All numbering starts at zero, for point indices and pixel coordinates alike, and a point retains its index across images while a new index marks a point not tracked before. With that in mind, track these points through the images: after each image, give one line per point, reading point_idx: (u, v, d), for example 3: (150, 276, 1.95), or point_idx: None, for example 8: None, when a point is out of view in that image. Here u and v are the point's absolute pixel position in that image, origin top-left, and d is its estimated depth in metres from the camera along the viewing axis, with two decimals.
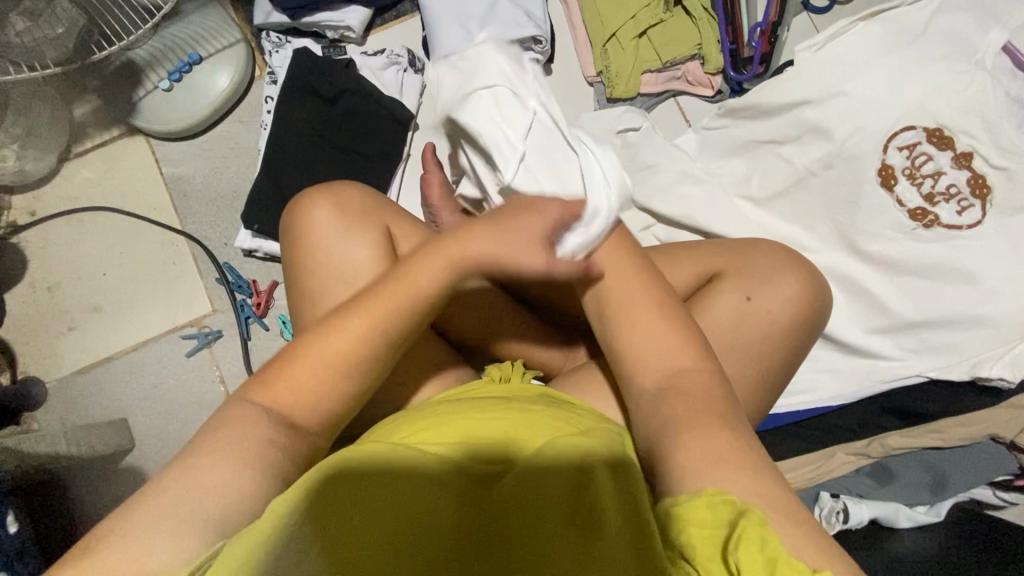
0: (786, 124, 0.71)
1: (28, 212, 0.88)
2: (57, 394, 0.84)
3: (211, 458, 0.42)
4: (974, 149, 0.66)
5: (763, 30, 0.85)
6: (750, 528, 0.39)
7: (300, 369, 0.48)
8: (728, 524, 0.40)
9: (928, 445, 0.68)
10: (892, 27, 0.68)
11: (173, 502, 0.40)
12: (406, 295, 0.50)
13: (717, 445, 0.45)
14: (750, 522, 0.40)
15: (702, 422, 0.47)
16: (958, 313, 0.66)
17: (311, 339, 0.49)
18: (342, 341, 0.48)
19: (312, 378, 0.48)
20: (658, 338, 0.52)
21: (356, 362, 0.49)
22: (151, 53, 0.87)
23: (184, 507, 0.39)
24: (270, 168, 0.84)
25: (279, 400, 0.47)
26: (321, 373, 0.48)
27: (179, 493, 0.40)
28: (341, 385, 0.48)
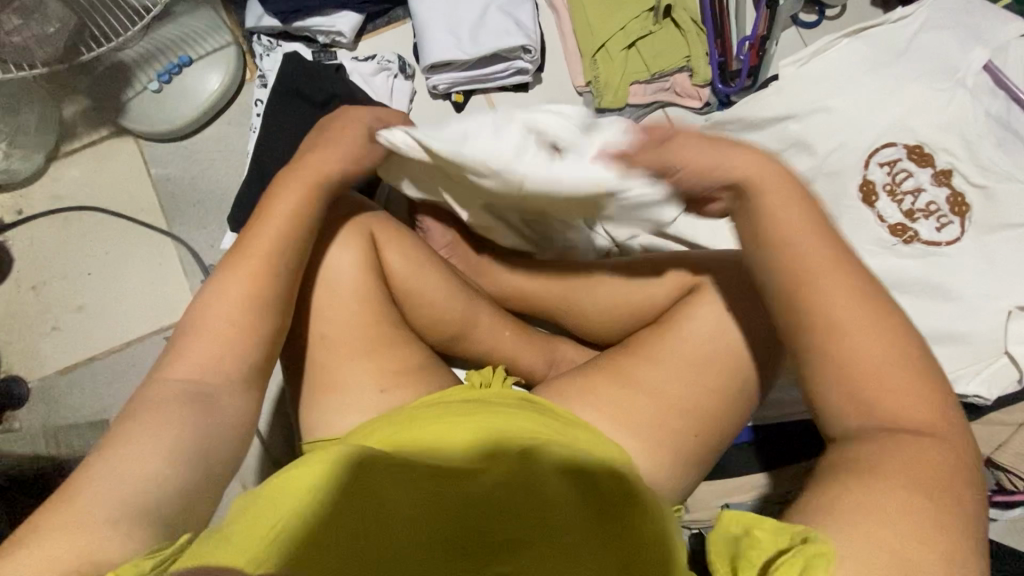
0: (769, 137, 0.71)
1: (15, 210, 0.88)
2: (39, 393, 0.84)
3: (152, 445, 0.44)
4: (954, 167, 0.67)
5: (751, 43, 0.86)
6: (802, 558, 0.35)
7: (206, 324, 0.50)
8: (794, 547, 0.36)
9: None
10: (875, 43, 0.69)
11: (115, 489, 0.41)
12: (268, 245, 0.52)
13: (922, 478, 0.38)
14: (806, 551, 0.35)
15: (911, 449, 0.39)
16: (937, 329, 0.66)
17: (203, 297, 0.51)
18: (233, 293, 0.51)
19: (215, 333, 0.50)
20: (873, 343, 0.42)
21: (240, 340, 0.50)
22: (141, 54, 0.87)
23: (126, 495, 0.41)
24: (257, 171, 0.84)
25: (198, 361, 0.49)
26: (219, 328, 0.50)
27: (122, 469, 0.42)
28: (241, 326, 0.50)
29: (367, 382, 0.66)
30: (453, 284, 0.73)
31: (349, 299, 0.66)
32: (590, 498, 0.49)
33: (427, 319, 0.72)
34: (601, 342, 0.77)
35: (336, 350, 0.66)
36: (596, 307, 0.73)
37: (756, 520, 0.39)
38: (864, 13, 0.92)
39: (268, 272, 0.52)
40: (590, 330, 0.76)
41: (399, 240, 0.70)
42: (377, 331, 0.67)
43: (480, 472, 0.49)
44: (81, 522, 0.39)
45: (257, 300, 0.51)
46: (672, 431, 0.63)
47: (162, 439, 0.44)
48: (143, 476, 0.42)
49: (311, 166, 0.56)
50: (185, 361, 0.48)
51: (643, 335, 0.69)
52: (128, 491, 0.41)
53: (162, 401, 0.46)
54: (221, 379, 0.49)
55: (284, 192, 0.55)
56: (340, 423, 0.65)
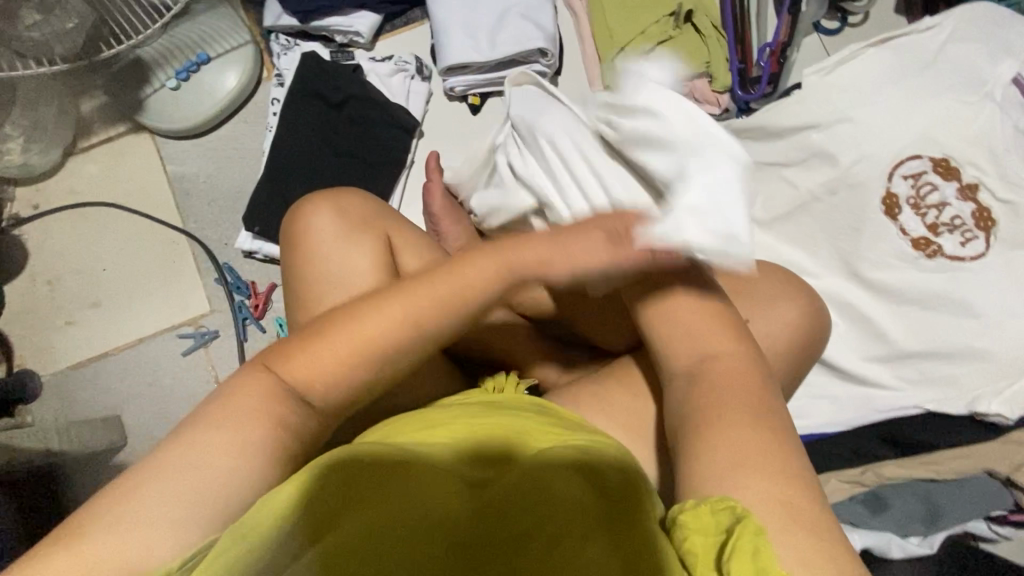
0: (791, 147, 0.71)
1: (30, 205, 0.88)
2: (53, 388, 0.84)
3: (213, 452, 0.42)
4: (980, 181, 0.66)
5: (772, 49, 0.85)
6: (744, 538, 0.38)
7: (335, 345, 0.46)
8: (727, 530, 0.40)
9: (920, 475, 0.67)
10: (901, 54, 0.68)
11: (165, 497, 0.40)
12: (454, 296, 0.49)
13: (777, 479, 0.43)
14: (745, 530, 0.39)
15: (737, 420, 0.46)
16: (959, 345, 0.65)
17: (344, 314, 0.47)
18: (375, 328, 0.47)
19: (335, 355, 0.46)
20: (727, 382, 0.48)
21: (344, 379, 0.46)
22: (159, 52, 0.87)
23: (175, 505, 0.40)
24: (273, 170, 0.84)
25: (308, 372, 0.46)
26: (342, 352, 0.46)
27: (185, 478, 0.41)
28: (354, 388, 0.47)
29: None
30: None
31: None
32: (598, 499, 0.47)
33: None
34: (616, 350, 0.76)
35: None
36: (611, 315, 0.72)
37: (682, 507, 0.43)
38: (888, 20, 0.90)
39: (401, 347, 0.47)
40: (605, 337, 0.75)
41: (414, 244, 0.71)
42: None
43: (495, 477, 0.48)
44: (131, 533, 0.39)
45: (393, 347, 0.47)
46: None
47: (224, 447, 0.42)
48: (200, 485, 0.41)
49: (502, 254, 0.50)
50: (295, 375, 0.45)
51: None
52: (187, 497, 0.40)
53: (238, 403, 0.44)
54: (323, 400, 0.46)
55: (482, 262, 0.50)
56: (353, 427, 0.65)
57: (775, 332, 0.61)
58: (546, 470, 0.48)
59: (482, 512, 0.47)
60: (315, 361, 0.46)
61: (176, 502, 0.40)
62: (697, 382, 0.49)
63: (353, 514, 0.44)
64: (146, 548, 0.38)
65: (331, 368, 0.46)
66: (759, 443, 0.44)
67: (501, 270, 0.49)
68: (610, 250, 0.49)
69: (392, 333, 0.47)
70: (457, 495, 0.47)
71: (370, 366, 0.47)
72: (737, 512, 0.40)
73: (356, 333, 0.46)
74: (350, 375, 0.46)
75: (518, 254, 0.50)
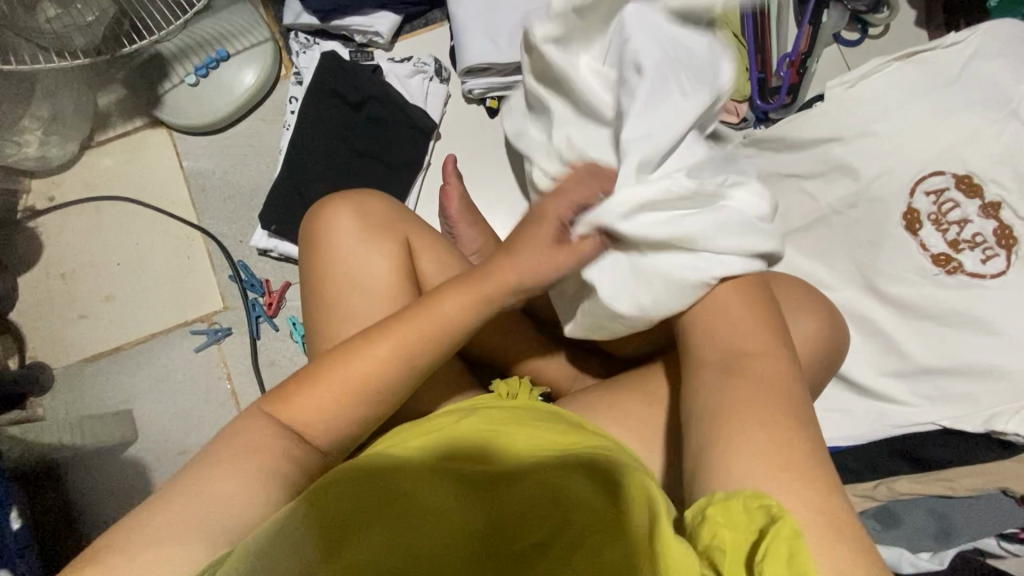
0: (812, 159, 0.70)
1: (46, 197, 0.88)
2: (65, 381, 0.84)
3: (225, 478, 0.44)
4: (1003, 199, 0.66)
5: (793, 60, 0.85)
6: (780, 540, 0.37)
7: (338, 378, 0.49)
8: (761, 529, 0.38)
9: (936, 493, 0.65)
10: (927, 69, 0.68)
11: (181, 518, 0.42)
12: (428, 329, 0.52)
13: (801, 483, 0.42)
14: (780, 532, 0.37)
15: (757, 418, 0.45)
16: (977, 363, 0.65)
17: (332, 359, 0.50)
18: (361, 372, 0.50)
19: (329, 385, 0.49)
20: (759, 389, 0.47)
21: (343, 413, 0.49)
22: (179, 48, 0.87)
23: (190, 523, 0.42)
24: (290, 169, 0.84)
25: (307, 406, 0.49)
26: (335, 389, 0.49)
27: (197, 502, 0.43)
28: (353, 421, 0.50)
29: None
30: None
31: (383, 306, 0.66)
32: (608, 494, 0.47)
33: None
34: (631, 358, 0.76)
35: None
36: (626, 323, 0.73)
37: (711, 501, 0.41)
38: (908, 34, 0.90)
39: (389, 378, 0.50)
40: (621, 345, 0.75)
41: (432, 248, 0.71)
42: None
43: (507, 483, 0.50)
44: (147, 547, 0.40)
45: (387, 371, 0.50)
46: None
47: (238, 475, 0.44)
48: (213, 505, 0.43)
49: (495, 278, 0.54)
50: (294, 414, 0.49)
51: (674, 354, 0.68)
52: (203, 515, 0.42)
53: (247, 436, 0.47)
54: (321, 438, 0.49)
55: (454, 294, 0.53)
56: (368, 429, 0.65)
57: (793, 346, 0.61)
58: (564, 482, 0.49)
59: (496, 516, 0.49)
60: (311, 399, 0.49)
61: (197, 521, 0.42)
62: (731, 373, 0.48)
63: (374, 514, 0.46)
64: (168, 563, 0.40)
65: (324, 399, 0.49)
66: (778, 437, 0.44)
67: (477, 298, 0.53)
68: (560, 263, 0.53)
69: (383, 370, 0.50)
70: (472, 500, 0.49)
71: (362, 395, 0.50)
72: (772, 512, 0.39)
73: (345, 362, 0.50)
74: (346, 408, 0.49)
75: (498, 273, 0.54)
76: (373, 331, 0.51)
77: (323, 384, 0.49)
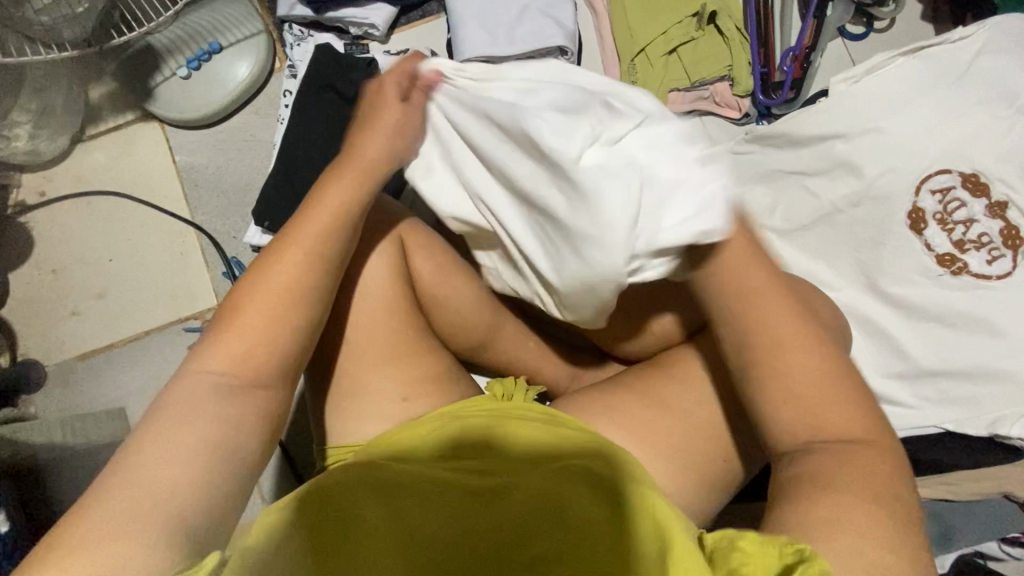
0: (815, 156, 0.69)
1: (37, 192, 0.87)
2: (56, 378, 0.83)
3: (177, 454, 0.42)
4: (1010, 199, 0.65)
5: (795, 54, 0.84)
6: None
7: (247, 325, 0.49)
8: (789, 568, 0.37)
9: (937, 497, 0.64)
10: (934, 64, 0.66)
11: (126, 503, 0.39)
12: (296, 259, 0.51)
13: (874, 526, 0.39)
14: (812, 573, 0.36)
15: (869, 477, 0.42)
16: (979, 365, 0.64)
17: (230, 306, 0.50)
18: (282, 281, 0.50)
19: (233, 337, 0.48)
20: (837, 420, 0.45)
21: (267, 348, 0.49)
22: (171, 40, 0.86)
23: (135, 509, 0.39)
24: (283, 164, 0.82)
25: (221, 358, 0.47)
26: (254, 328, 0.49)
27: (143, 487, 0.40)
28: (274, 344, 0.49)
29: (389, 390, 0.65)
30: (478, 293, 0.71)
31: (376, 305, 0.65)
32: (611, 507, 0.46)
33: (453, 327, 0.70)
34: (629, 359, 0.75)
35: (359, 356, 0.65)
36: (624, 324, 0.71)
37: (742, 535, 0.39)
38: (915, 28, 0.89)
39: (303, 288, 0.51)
40: (620, 346, 0.73)
41: (427, 246, 0.69)
42: (401, 339, 0.66)
43: (495, 495, 0.48)
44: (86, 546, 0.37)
45: (285, 308, 0.50)
46: (700, 457, 0.62)
47: (189, 451, 0.42)
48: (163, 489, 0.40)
49: (352, 171, 0.56)
50: (218, 358, 0.47)
51: (672, 355, 0.67)
52: (163, 501, 0.40)
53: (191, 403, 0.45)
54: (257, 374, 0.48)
55: (333, 185, 0.55)
56: (360, 430, 0.64)
57: None
58: (551, 488, 0.48)
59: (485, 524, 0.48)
60: (222, 344, 0.48)
61: (160, 505, 0.40)
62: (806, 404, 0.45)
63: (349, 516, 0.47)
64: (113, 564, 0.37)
65: (237, 343, 0.48)
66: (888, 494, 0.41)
67: (333, 220, 0.53)
68: (402, 136, 0.59)
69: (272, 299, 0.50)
70: (458, 500, 0.48)
71: (271, 340, 0.49)
72: (802, 555, 0.37)
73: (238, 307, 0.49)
74: (269, 334, 0.49)
75: (324, 199, 0.54)
76: (231, 305, 0.50)
77: (234, 329, 0.48)
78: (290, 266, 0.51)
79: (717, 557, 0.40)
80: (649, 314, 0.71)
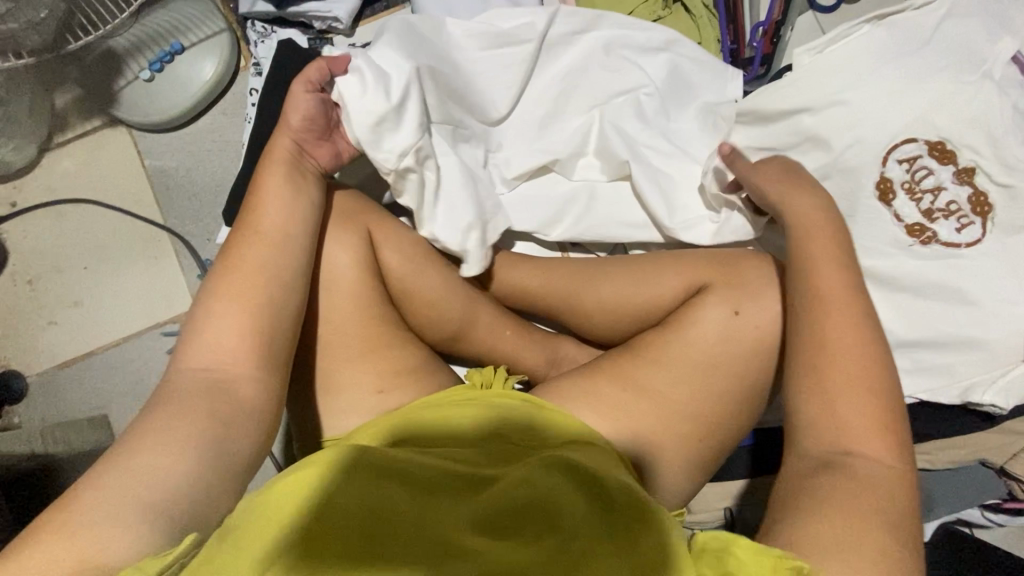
0: (783, 130, 0.69)
1: (8, 202, 0.87)
2: (39, 388, 0.83)
3: (165, 450, 0.46)
4: (977, 165, 0.64)
5: (765, 29, 0.82)
6: None
7: (231, 298, 0.55)
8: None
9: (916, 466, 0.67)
10: (898, 33, 0.65)
11: (123, 493, 0.44)
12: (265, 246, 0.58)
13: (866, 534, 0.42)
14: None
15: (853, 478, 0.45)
16: (953, 334, 0.64)
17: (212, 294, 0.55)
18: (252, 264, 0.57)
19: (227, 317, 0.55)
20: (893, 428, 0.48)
21: (257, 327, 0.54)
22: (132, 42, 0.85)
23: (131, 498, 0.43)
24: (251, 162, 0.81)
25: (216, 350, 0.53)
26: (240, 317, 0.54)
27: (137, 478, 0.45)
28: (253, 327, 0.54)
29: (363, 384, 0.65)
30: (451, 282, 0.71)
31: (346, 300, 0.65)
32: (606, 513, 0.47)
33: (428, 320, 0.70)
34: (605, 342, 0.75)
35: (332, 352, 0.65)
36: (598, 309, 0.71)
37: (736, 541, 0.41)
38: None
39: (282, 273, 0.57)
40: (596, 332, 0.73)
41: (396, 238, 0.69)
42: (374, 334, 0.66)
43: (489, 482, 0.49)
44: (87, 524, 0.41)
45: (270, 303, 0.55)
46: (676, 438, 0.62)
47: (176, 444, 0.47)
48: (154, 478, 0.45)
49: (280, 158, 0.64)
50: (203, 356, 0.53)
51: (645, 338, 0.67)
52: (150, 494, 0.44)
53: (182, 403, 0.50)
54: (242, 364, 0.53)
55: (267, 178, 0.62)
56: (338, 427, 0.64)
57: (765, 326, 0.63)
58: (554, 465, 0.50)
59: (481, 507, 0.47)
60: (220, 336, 0.53)
61: (150, 495, 0.44)
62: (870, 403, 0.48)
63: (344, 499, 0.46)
64: (110, 545, 0.41)
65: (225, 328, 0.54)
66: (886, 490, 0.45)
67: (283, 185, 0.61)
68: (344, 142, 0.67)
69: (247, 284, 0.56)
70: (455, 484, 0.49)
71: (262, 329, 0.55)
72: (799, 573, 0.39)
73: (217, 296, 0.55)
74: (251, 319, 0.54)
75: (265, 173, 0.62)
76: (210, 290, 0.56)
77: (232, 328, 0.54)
78: (262, 256, 0.57)
79: (705, 555, 0.42)
80: (623, 295, 0.70)
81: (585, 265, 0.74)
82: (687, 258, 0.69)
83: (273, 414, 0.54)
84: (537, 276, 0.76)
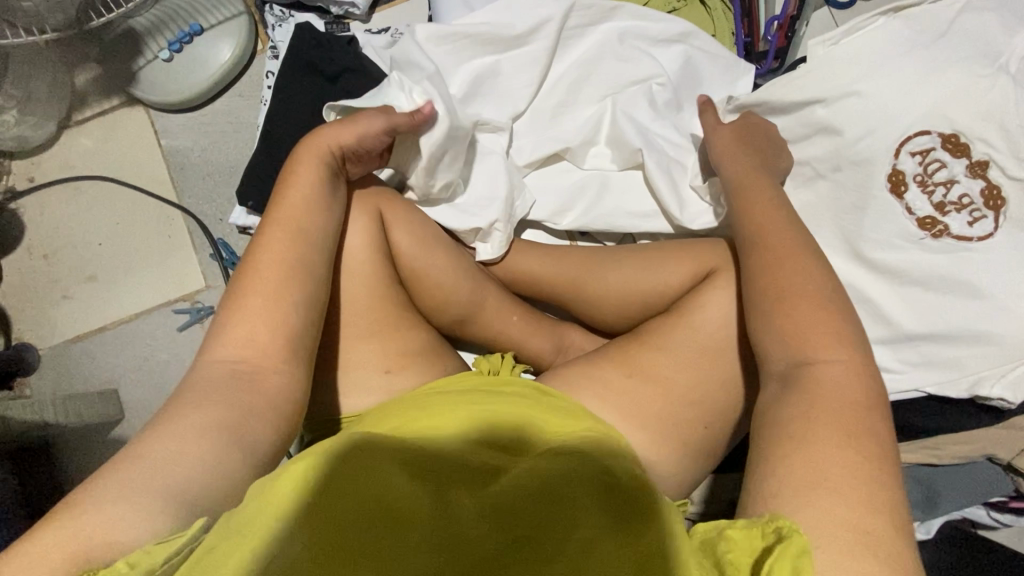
0: (796, 122, 0.69)
1: (27, 178, 0.88)
2: (50, 361, 0.84)
3: (179, 440, 0.46)
4: (991, 158, 0.63)
5: (780, 23, 0.82)
6: (784, 558, 0.37)
7: (258, 288, 0.55)
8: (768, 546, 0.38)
9: (921, 461, 0.67)
10: (913, 25, 0.66)
11: (135, 478, 0.43)
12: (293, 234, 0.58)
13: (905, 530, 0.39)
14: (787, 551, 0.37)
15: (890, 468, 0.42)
16: (962, 328, 0.63)
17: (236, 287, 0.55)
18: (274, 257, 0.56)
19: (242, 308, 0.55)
20: None
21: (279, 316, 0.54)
22: (152, 23, 0.86)
23: (142, 483, 0.43)
24: (266, 144, 0.82)
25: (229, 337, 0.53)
26: (258, 308, 0.54)
27: (149, 466, 0.44)
28: (273, 317, 0.54)
29: (371, 363, 0.65)
30: (459, 266, 0.72)
31: (355, 277, 0.66)
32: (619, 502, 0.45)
33: (435, 300, 0.71)
34: (612, 330, 0.75)
35: (340, 331, 0.65)
36: (606, 297, 0.71)
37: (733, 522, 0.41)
38: None
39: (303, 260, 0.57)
40: (603, 318, 0.73)
41: (406, 220, 0.70)
42: (383, 313, 0.66)
43: (499, 470, 0.48)
44: (97, 507, 0.41)
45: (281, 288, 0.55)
46: (680, 424, 0.62)
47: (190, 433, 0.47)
48: (169, 464, 0.44)
49: (313, 145, 0.63)
50: (226, 346, 0.53)
51: (652, 324, 0.67)
52: (157, 478, 0.44)
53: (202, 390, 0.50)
54: (257, 350, 0.53)
55: (300, 166, 0.61)
56: (344, 403, 0.65)
57: None
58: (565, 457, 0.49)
59: (492, 499, 0.45)
60: (232, 327, 0.53)
61: (158, 477, 0.43)
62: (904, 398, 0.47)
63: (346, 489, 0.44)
64: (116, 527, 0.40)
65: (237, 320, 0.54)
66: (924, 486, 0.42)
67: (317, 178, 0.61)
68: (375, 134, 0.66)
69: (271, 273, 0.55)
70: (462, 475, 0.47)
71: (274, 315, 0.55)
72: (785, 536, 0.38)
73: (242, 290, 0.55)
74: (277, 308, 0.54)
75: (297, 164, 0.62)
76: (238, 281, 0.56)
77: (246, 318, 0.54)
78: (276, 240, 0.57)
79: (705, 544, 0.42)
80: (631, 283, 0.70)
81: (593, 253, 0.74)
82: (696, 247, 0.69)
83: (297, 384, 0.54)
84: (545, 263, 0.76)
